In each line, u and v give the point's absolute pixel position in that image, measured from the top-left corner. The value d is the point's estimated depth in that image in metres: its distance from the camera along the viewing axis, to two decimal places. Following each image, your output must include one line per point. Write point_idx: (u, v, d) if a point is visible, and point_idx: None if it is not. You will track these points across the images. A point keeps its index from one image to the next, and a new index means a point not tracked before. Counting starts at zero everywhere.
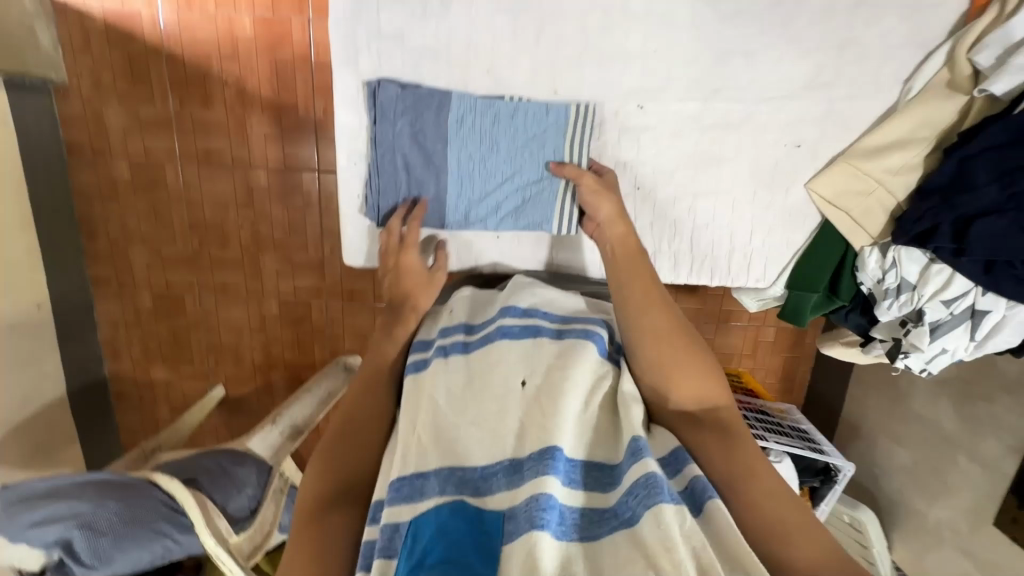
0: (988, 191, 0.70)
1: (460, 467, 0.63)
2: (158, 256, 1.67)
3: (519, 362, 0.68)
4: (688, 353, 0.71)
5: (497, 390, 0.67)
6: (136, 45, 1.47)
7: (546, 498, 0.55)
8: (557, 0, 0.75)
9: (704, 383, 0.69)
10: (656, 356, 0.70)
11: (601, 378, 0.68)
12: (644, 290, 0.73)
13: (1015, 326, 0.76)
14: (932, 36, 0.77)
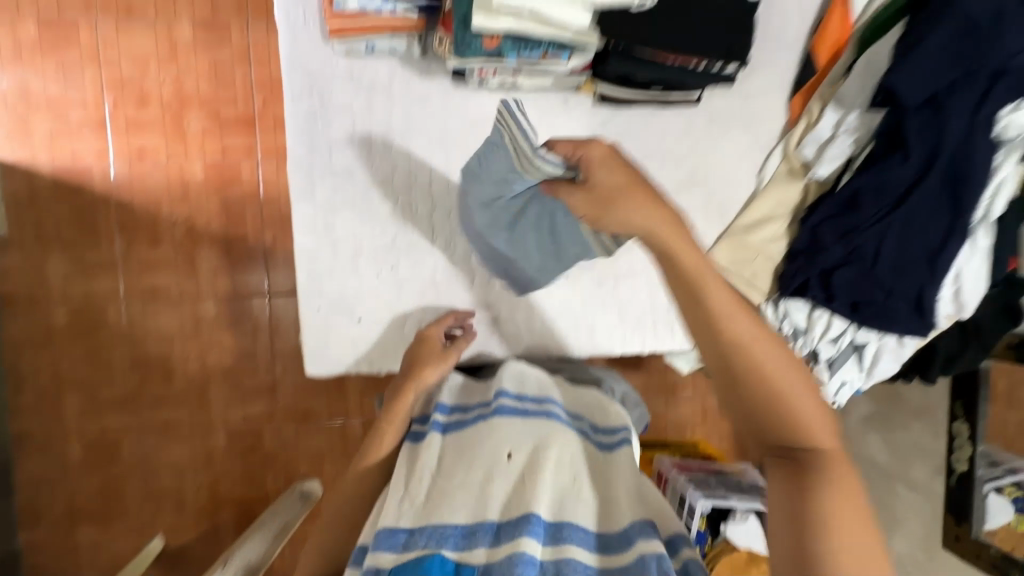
0: (835, 250, 0.88)
1: (441, 524, 0.64)
2: (93, 399, 1.60)
3: (510, 434, 0.71)
4: (780, 385, 0.60)
5: (484, 459, 0.69)
6: (86, 197, 1.57)
7: (521, 556, 0.58)
8: (480, 136, 0.93)
9: (798, 419, 0.59)
10: (745, 380, 0.60)
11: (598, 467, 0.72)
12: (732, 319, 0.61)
13: (888, 354, 0.93)
14: (769, 140, 1.01)
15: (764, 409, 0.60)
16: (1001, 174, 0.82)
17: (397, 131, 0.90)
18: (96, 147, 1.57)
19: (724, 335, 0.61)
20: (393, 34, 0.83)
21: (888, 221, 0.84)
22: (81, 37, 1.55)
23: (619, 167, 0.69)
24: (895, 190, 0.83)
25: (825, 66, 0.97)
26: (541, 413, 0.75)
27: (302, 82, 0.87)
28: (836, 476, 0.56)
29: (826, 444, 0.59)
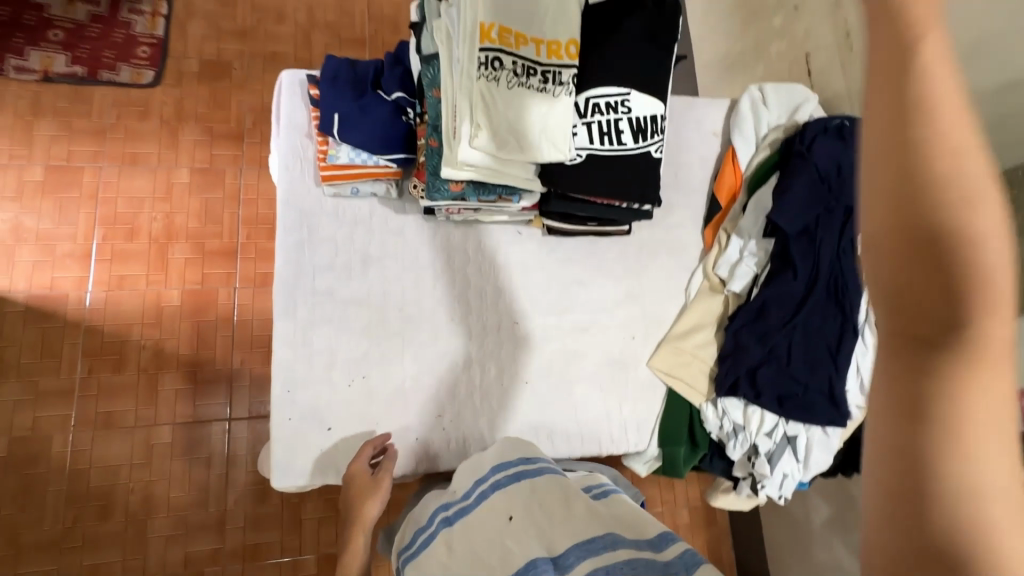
0: (753, 353, 1.02)
1: None
2: (15, 543, 1.46)
3: (505, 504, 0.75)
4: (984, 226, 0.25)
5: (491, 532, 0.72)
6: (56, 324, 1.60)
7: None
8: (445, 260, 1.07)
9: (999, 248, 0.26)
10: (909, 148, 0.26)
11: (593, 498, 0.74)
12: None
13: (819, 445, 1.01)
14: (691, 262, 1.20)
15: (926, 283, 0.26)
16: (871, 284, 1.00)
17: (374, 257, 1.04)
18: (77, 276, 1.65)
19: (904, 71, 0.26)
20: (375, 180, 1.02)
21: (794, 325, 1.00)
22: (84, 181, 1.72)
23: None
24: (794, 301, 1.01)
25: (727, 203, 1.21)
26: (534, 470, 0.80)
27: (294, 219, 1.02)
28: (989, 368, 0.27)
29: (1012, 316, 0.26)
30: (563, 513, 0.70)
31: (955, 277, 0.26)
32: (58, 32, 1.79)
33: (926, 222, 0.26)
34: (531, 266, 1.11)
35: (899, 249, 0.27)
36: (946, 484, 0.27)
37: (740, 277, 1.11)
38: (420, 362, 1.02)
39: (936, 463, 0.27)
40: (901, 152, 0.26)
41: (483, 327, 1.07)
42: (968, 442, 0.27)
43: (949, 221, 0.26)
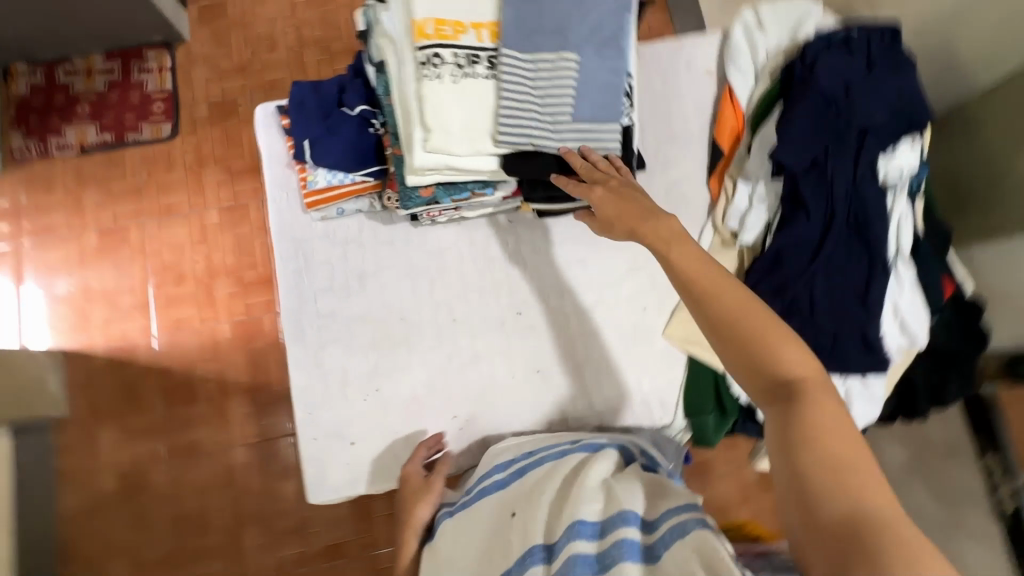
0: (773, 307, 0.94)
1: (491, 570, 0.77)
2: (138, 563, 1.69)
3: (507, 497, 0.86)
4: (763, 344, 0.65)
5: (503, 519, 0.83)
6: (134, 370, 1.79)
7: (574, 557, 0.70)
8: (439, 262, 1.08)
9: (783, 350, 0.65)
10: (723, 323, 0.67)
11: (589, 468, 0.85)
12: (693, 268, 0.70)
13: (860, 395, 0.92)
14: (698, 219, 1.12)
15: (755, 369, 0.65)
16: (898, 213, 0.88)
17: (370, 273, 1.06)
18: (142, 324, 1.82)
19: (700, 298, 0.69)
20: (358, 196, 1.04)
21: (814, 271, 0.90)
22: (132, 238, 1.88)
23: (623, 200, 0.79)
24: (812, 244, 0.91)
25: (730, 150, 1.12)
26: (534, 462, 0.91)
27: (289, 248, 1.05)
28: (812, 397, 0.62)
29: (798, 367, 0.64)
30: (559, 499, 0.81)
31: (773, 367, 0.64)
32: (85, 105, 1.95)
33: (754, 350, 0.65)
34: (528, 252, 1.09)
35: (736, 357, 0.66)
36: (814, 459, 0.59)
37: (751, 226, 1.03)
38: (430, 368, 1.04)
39: (804, 445, 0.59)
40: (728, 327, 0.66)
41: (485, 322, 1.06)
42: (816, 435, 0.59)
43: (764, 346, 0.65)
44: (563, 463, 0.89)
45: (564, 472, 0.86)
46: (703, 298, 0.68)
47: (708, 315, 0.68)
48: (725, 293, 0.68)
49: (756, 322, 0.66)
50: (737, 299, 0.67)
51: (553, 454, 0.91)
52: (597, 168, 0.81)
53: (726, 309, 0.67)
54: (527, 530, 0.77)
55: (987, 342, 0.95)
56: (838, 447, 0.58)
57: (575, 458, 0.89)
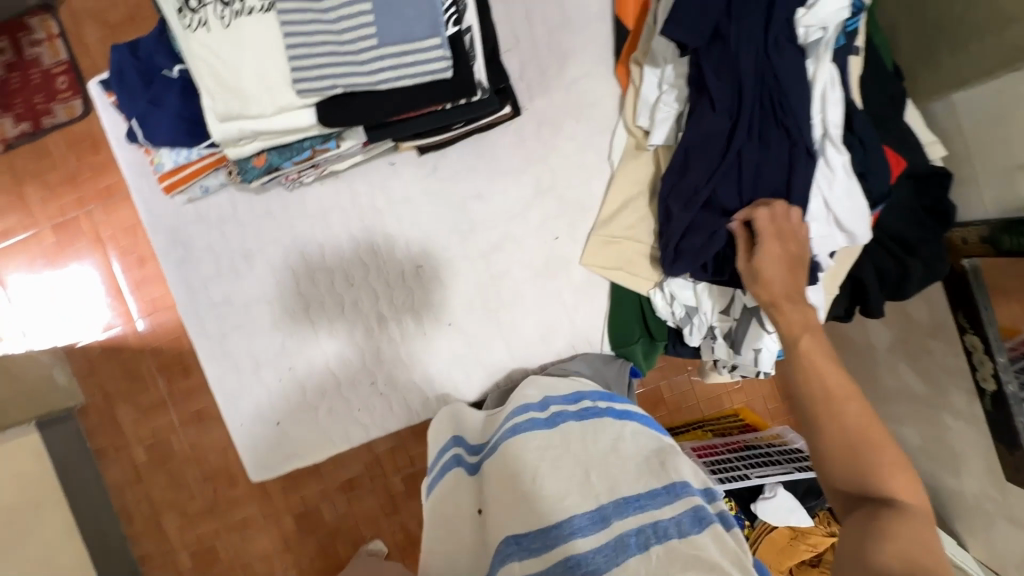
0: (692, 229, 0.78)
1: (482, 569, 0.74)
2: (185, 514, 1.84)
3: (471, 494, 0.84)
4: (870, 454, 0.63)
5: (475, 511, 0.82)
6: (126, 353, 1.81)
7: (574, 557, 0.67)
8: (326, 225, 0.98)
9: (900, 477, 0.62)
10: (831, 425, 0.65)
11: (549, 448, 0.81)
12: (828, 372, 0.68)
13: None
14: (608, 121, 0.95)
15: (854, 471, 0.63)
16: (819, 83, 0.71)
17: (255, 250, 0.98)
18: (122, 310, 1.81)
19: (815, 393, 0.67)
20: (215, 170, 0.93)
21: (726, 169, 0.75)
22: (84, 228, 1.80)
23: (788, 266, 0.72)
24: (723, 137, 0.74)
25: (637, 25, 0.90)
26: (492, 449, 0.86)
27: (167, 239, 0.98)
28: (907, 516, 0.59)
29: (908, 489, 0.61)
30: (518, 493, 0.76)
31: (876, 480, 0.62)
32: None
33: (857, 460, 0.63)
34: (418, 198, 0.97)
35: (838, 453, 0.64)
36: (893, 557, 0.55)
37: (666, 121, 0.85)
38: (338, 338, 0.99)
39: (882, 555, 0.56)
40: (839, 428, 0.65)
41: (386, 282, 0.99)
42: (899, 549, 0.56)
43: (872, 457, 0.63)
44: (516, 447, 0.81)
45: (522, 457, 0.80)
46: (832, 401, 0.66)
47: (825, 414, 0.66)
48: (848, 401, 0.66)
49: (874, 435, 0.64)
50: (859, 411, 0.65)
51: (504, 435, 0.84)
52: (782, 227, 0.71)
53: (843, 421, 0.65)
54: (501, 525, 0.74)
55: (954, 219, 0.79)
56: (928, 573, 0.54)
57: (528, 437, 0.82)
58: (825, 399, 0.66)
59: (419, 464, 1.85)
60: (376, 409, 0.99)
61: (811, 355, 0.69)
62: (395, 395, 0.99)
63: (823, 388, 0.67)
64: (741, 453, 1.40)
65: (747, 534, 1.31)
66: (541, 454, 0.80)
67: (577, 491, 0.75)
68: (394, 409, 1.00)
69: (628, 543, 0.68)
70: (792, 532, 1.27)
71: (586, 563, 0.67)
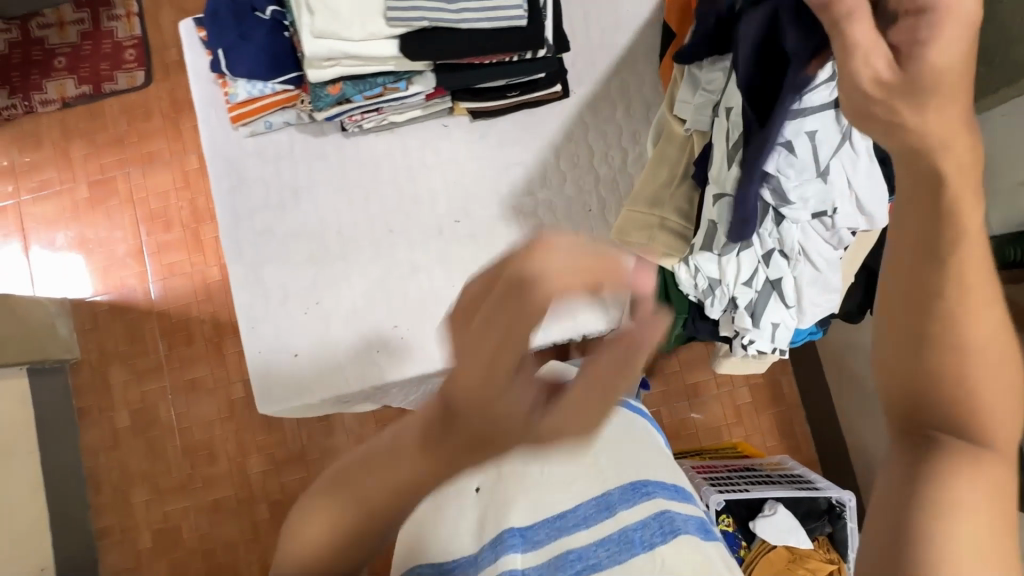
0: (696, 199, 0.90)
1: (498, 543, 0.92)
2: (155, 489, 1.85)
3: (483, 482, 1.01)
4: (976, 388, 0.53)
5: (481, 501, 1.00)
6: (134, 313, 1.90)
7: (567, 553, 0.89)
8: (374, 173, 1.04)
9: (1001, 413, 0.53)
10: (946, 345, 0.52)
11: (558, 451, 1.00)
12: (972, 272, 0.51)
13: (812, 283, 0.85)
14: (648, 113, 1.04)
15: (950, 404, 0.53)
16: None
17: (304, 188, 1.04)
18: (137, 271, 1.91)
19: (939, 299, 0.52)
20: (283, 107, 1.00)
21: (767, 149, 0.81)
22: (120, 188, 1.95)
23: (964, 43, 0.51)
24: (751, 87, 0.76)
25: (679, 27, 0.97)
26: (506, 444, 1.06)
27: (222, 166, 1.04)
28: (980, 460, 0.53)
29: (1003, 430, 0.53)
30: (533, 484, 1.00)
31: (971, 414, 0.53)
32: (62, 59, 1.97)
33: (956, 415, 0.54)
34: (464, 159, 1.04)
35: (941, 378, 0.53)
36: (954, 512, 0.51)
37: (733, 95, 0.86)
38: (368, 280, 1.02)
39: (950, 520, 0.51)
40: (956, 377, 0.52)
41: (422, 233, 1.03)
42: (962, 504, 0.52)
43: (976, 395, 0.53)
44: None
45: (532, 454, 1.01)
46: (962, 312, 0.51)
47: (951, 332, 0.52)
48: (983, 343, 0.52)
49: (987, 366, 0.52)
50: (989, 347, 0.52)
51: None
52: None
53: (968, 344, 0.52)
54: (514, 516, 0.96)
55: None
56: (986, 534, 0.51)
57: None
58: (954, 340, 0.52)
59: None
60: (396, 356, 1.00)
61: (962, 268, 0.51)
62: (415, 347, 1.01)
63: (958, 328, 0.51)
64: (738, 472, 1.40)
65: (741, 557, 1.26)
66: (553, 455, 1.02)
67: (585, 479, 0.99)
68: (412, 356, 1.01)
69: (632, 538, 0.89)
70: (791, 555, 1.23)
71: (585, 558, 0.88)
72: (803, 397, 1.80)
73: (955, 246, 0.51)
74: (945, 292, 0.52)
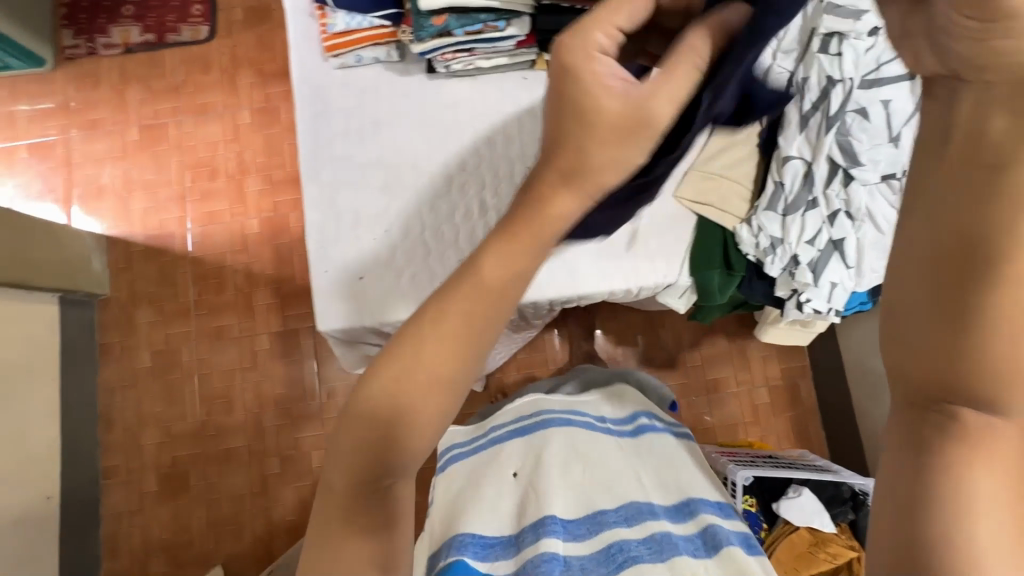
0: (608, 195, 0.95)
1: (541, 521, 0.94)
2: (167, 433, 1.84)
3: (516, 460, 1.10)
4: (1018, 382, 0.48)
5: (516, 479, 1.07)
6: (168, 257, 1.92)
7: (615, 542, 0.89)
8: (452, 115, 1.09)
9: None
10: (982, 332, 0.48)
11: (594, 446, 1.11)
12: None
13: (872, 247, 0.95)
14: None
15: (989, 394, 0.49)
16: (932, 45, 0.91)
17: (384, 122, 1.08)
18: (177, 216, 1.94)
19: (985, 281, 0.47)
20: (375, 44, 1.05)
21: (845, 117, 0.91)
22: (171, 134, 1.99)
23: None
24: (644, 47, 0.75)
25: None
26: (539, 427, 1.15)
27: (308, 92, 1.08)
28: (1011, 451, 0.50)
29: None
30: (569, 473, 1.05)
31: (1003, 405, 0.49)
32: (130, 7, 2.04)
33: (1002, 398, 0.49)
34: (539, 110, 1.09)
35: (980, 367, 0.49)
36: (982, 509, 0.49)
37: (816, 67, 0.91)
38: (437, 214, 1.06)
39: (973, 521, 0.49)
40: (996, 362, 0.48)
41: (493, 175, 1.07)
42: (988, 500, 0.50)
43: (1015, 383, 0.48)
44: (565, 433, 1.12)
45: (569, 443, 1.10)
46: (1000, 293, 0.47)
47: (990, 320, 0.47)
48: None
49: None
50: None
51: (560, 422, 1.15)
52: None
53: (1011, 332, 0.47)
54: (556, 504, 0.98)
55: None
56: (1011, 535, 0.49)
57: (580, 433, 1.12)
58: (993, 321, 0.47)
59: None
60: None
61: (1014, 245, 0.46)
62: None
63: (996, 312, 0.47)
64: (760, 457, 1.42)
65: (762, 537, 1.29)
66: (589, 449, 1.10)
67: (625, 485, 1.03)
68: None
69: (673, 541, 0.90)
70: (813, 539, 1.24)
71: (628, 550, 0.87)
72: (821, 404, 1.83)
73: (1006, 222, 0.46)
74: (998, 270, 0.47)
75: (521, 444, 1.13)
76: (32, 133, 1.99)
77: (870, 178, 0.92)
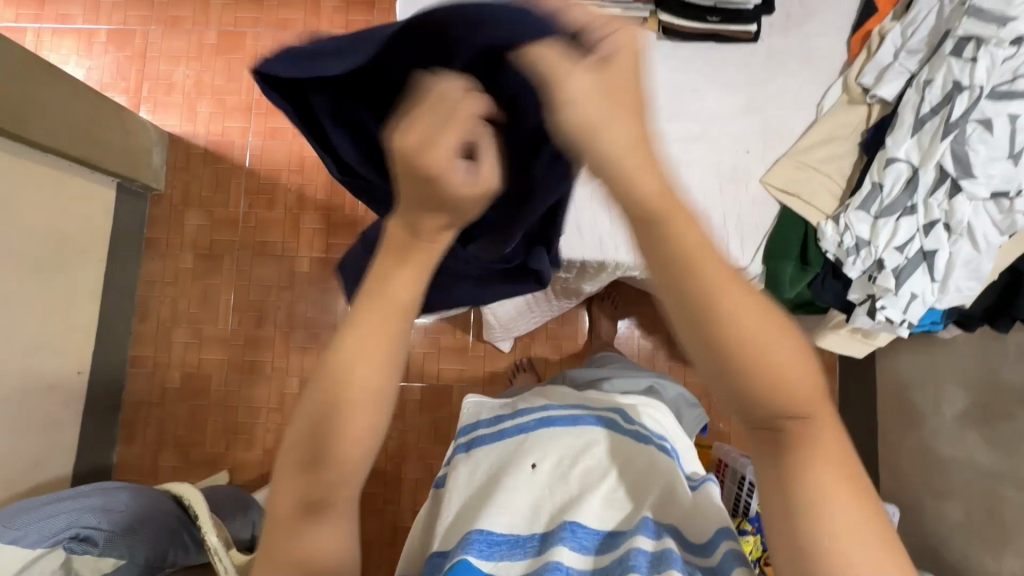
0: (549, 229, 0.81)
1: (555, 529, 0.75)
2: (197, 335, 1.88)
3: (534, 449, 0.87)
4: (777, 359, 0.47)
5: (526, 472, 0.84)
6: (226, 164, 1.94)
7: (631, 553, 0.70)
8: None
9: (798, 372, 0.48)
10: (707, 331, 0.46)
11: (620, 454, 0.87)
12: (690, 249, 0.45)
13: (964, 264, 1.06)
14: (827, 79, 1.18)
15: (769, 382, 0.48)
16: None
17: None
18: (241, 126, 1.95)
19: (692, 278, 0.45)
20: None
21: (966, 125, 1.03)
22: (247, 44, 1.99)
23: None
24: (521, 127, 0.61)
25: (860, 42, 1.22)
26: (566, 418, 0.91)
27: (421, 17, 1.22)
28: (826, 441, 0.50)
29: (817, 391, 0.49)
30: (589, 479, 0.83)
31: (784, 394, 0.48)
32: None
33: (786, 405, 0.48)
34: None
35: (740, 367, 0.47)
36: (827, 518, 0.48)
37: (945, 69, 1.07)
38: None
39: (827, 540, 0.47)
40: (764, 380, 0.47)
41: None
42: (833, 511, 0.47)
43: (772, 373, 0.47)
44: (590, 431, 0.89)
45: (593, 442, 0.87)
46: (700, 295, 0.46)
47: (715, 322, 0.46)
48: (756, 317, 0.46)
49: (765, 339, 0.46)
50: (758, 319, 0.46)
51: (589, 418, 0.91)
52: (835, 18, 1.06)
53: (730, 322, 0.46)
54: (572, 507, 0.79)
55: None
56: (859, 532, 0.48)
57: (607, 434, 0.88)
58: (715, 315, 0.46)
59: (443, 381, 1.85)
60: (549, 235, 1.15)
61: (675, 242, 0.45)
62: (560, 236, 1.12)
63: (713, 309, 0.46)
64: None
65: None
66: (614, 454, 0.86)
67: (650, 505, 0.80)
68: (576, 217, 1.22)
69: (675, 557, 0.69)
70: None
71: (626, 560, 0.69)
72: None
73: (686, 264, 0.45)
74: (702, 300, 0.46)
75: (538, 434, 0.89)
76: (114, 20, 1.99)
77: (979, 192, 1.02)
